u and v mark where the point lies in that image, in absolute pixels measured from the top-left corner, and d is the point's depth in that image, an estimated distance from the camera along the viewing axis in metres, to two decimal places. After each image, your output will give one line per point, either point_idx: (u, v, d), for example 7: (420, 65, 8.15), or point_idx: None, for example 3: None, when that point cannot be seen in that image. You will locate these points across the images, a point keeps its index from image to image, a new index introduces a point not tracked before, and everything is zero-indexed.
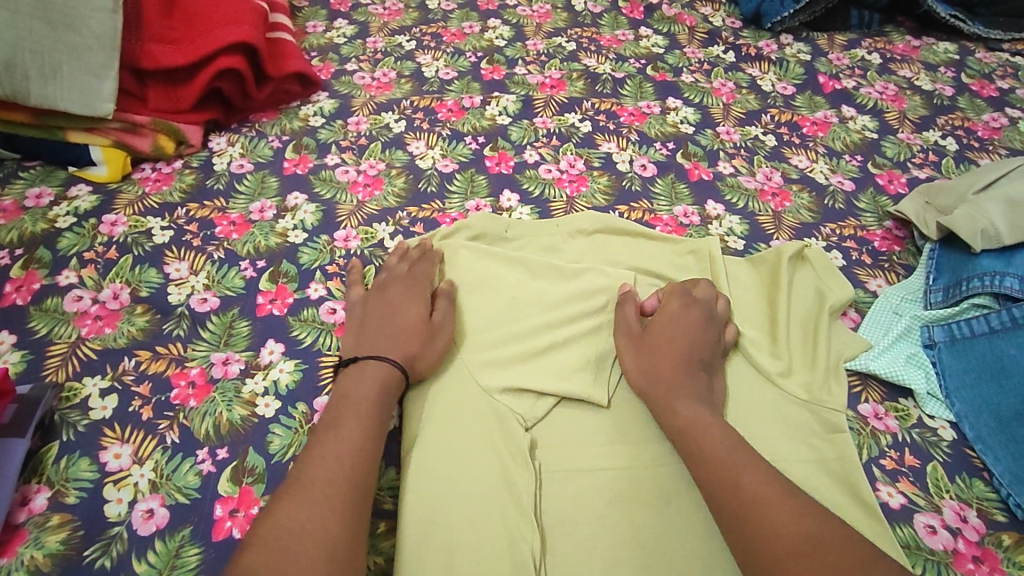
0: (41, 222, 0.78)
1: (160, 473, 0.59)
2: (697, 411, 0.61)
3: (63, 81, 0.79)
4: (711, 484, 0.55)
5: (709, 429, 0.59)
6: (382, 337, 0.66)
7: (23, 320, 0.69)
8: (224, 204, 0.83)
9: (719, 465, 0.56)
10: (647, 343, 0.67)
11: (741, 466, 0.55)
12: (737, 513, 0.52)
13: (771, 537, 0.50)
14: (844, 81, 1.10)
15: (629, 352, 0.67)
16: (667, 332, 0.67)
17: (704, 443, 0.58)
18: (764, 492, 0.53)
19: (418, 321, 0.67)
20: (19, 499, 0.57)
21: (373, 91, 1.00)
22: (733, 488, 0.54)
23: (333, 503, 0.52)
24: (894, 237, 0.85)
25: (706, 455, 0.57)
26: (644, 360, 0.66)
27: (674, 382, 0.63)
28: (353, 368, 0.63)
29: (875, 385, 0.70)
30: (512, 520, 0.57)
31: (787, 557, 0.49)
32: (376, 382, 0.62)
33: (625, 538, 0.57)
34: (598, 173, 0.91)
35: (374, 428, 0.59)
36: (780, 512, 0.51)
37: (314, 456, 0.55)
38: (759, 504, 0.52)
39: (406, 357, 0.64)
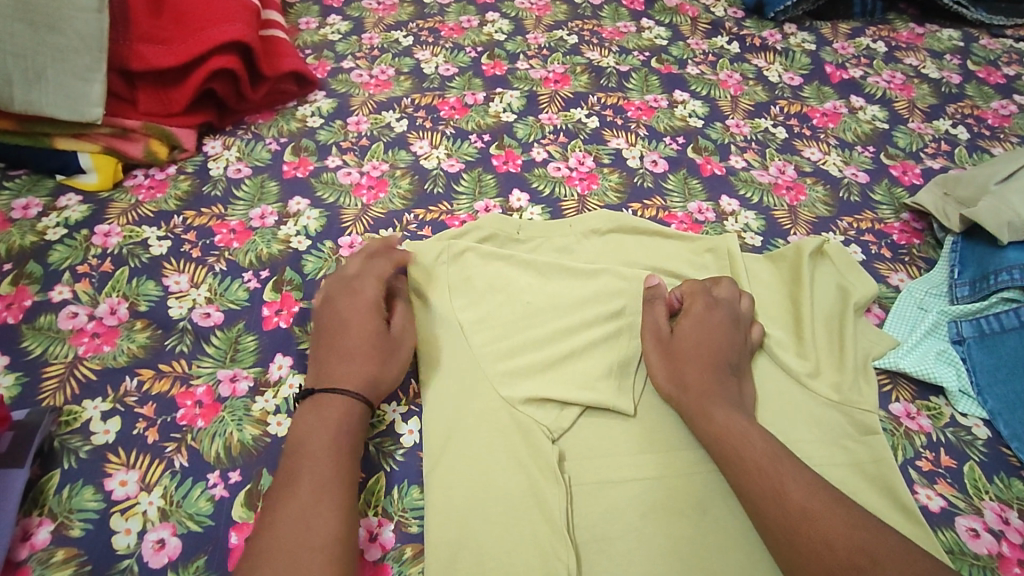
0: (30, 235, 0.74)
1: (170, 501, 0.56)
2: (730, 415, 0.59)
3: (47, 85, 0.75)
4: (754, 494, 0.53)
5: (746, 434, 0.57)
6: (345, 351, 0.62)
7: (15, 339, 0.65)
8: (222, 210, 0.79)
9: (758, 472, 0.54)
10: (672, 347, 0.65)
11: (784, 475, 0.53)
12: (786, 524, 0.51)
13: (824, 551, 0.48)
14: (852, 70, 1.08)
15: (655, 355, 0.65)
16: (692, 336, 0.65)
17: (742, 449, 0.56)
18: (812, 505, 0.51)
19: (374, 334, 0.64)
20: (20, 533, 0.53)
21: (372, 89, 0.97)
22: (777, 497, 0.52)
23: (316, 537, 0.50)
24: (912, 230, 0.83)
25: (746, 461, 0.55)
26: (668, 365, 0.64)
27: (704, 388, 0.61)
28: (310, 404, 0.59)
29: (904, 383, 0.68)
30: (543, 537, 0.55)
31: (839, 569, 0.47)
32: (334, 421, 0.58)
33: (662, 550, 0.55)
34: (609, 169, 0.89)
35: (338, 427, 0.58)
36: (831, 525, 0.49)
37: (285, 485, 0.54)
38: (806, 514, 0.50)
39: (369, 383, 0.61)
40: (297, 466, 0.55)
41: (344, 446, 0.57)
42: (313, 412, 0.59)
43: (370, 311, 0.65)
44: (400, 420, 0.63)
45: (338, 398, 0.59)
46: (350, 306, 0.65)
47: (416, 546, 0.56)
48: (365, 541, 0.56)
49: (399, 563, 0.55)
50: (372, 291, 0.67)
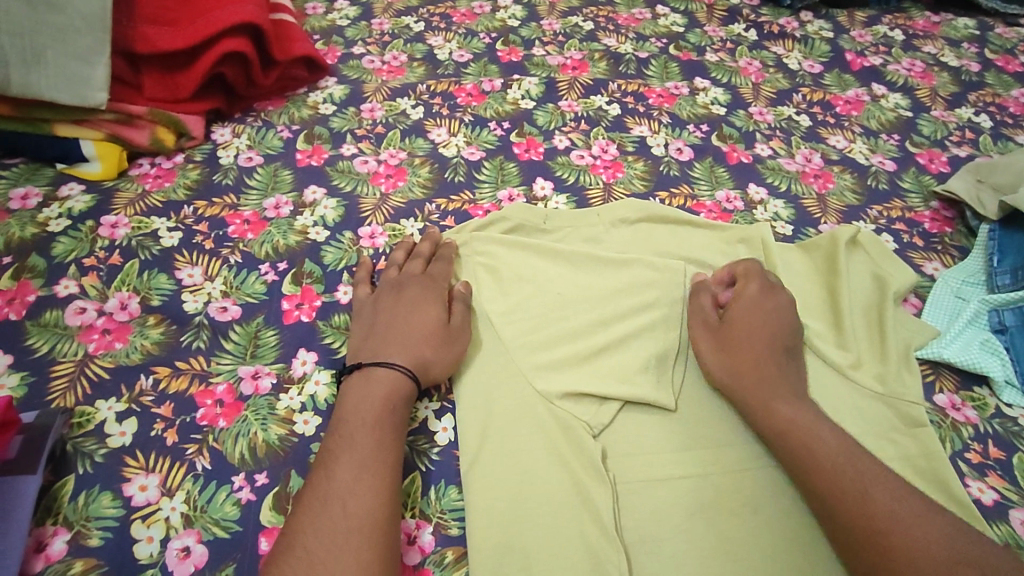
0: (31, 226, 0.69)
1: (194, 506, 0.53)
2: (793, 408, 0.57)
3: (48, 68, 0.71)
4: (831, 497, 0.51)
5: (817, 432, 0.55)
6: (401, 334, 0.61)
7: (18, 336, 0.61)
8: (235, 200, 0.75)
9: (830, 475, 0.52)
10: (722, 335, 0.63)
11: (865, 477, 0.51)
12: (869, 527, 0.49)
13: (914, 555, 0.46)
14: (871, 58, 1.06)
15: (704, 345, 0.63)
16: (739, 324, 0.63)
17: (814, 447, 0.54)
18: (896, 507, 0.49)
19: (435, 320, 0.62)
20: (33, 544, 0.50)
21: (385, 76, 0.93)
22: (857, 505, 0.50)
23: (354, 520, 0.48)
24: (943, 218, 0.82)
25: (818, 461, 0.53)
26: (724, 355, 0.61)
27: (762, 376, 0.59)
28: (358, 375, 0.58)
29: (947, 373, 0.67)
30: (593, 539, 0.53)
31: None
32: (379, 399, 0.56)
33: (715, 551, 0.53)
34: (633, 157, 0.86)
35: (378, 416, 0.55)
36: (919, 527, 0.48)
37: (325, 465, 0.52)
38: (891, 519, 0.48)
39: (418, 364, 0.59)
40: (337, 448, 0.53)
41: (381, 434, 0.54)
42: (361, 383, 0.57)
43: (436, 300, 0.64)
44: (433, 417, 0.61)
45: (387, 374, 0.57)
46: (420, 292, 0.64)
47: (458, 549, 0.54)
48: (404, 545, 0.53)
49: (440, 568, 0.53)
50: (442, 287, 0.65)
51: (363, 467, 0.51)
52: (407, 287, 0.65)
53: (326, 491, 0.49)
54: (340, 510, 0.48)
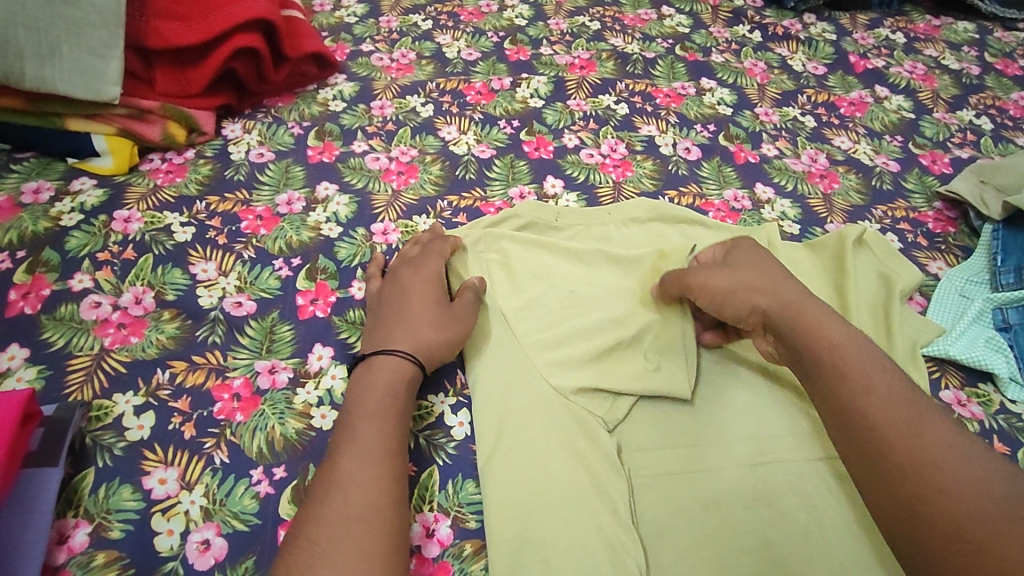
0: (43, 221, 0.69)
1: (213, 499, 0.53)
2: (832, 324, 0.56)
3: (62, 61, 0.71)
4: (882, 420, 0.50)
5: (878, 367, 0.53)
6: (401, 320, 0.61)
7: (34, 330, 0.61)
8: (247, 196, 0.75)
9: (883, 415, 0.50)
10: (734, 267, 0.61)
11: (921, 410, 0.50)
12: (914, 453, 0.48)
13: (961, 489, 0.45)
14: (874, 60, 1.07)
15: (717, 276, 0.61)
16: (745, 263, 0.62)
17: (865, 372, 0.52)
18: (952, 443, 0.48)
19: (432, 303, 0.62)
20: (54, 537, 0.50)
21: (394, 73, 0.94)
22: (913, 445, 0.48)
23: (358, 510, 0.47)
24: (946, 218, 0.83)
25: (876, 388, 0.51)
26: (751, 278, 0.60)
27: (794, 292, 0.59)
28: (363, 365, 0.58)
29: (953, 370, 0.68)
30: (611, 530, 0.53)
31: (995, 521, 0.43)
32: (381, 387, 0.55)
33: (728, 544, 0.54)
34: (642, 156, 0.87)
35: (379, 405, 0.54)
36: (973, 466, 0.46)
37: (332, 454, 0.51)
38: (940, 450, 0.47)
39: (422, 347, 0.59)
40: (342, 439, 0.52)
41: (382, 423, 0.53)
42: (364, 374, 0.57)
43: (433, 283, 0.64)
44: (449, 412, 0.61)
45: (389, 360, 0.57)
46: (415, 276, 0.65)
47: (475, 542, 0.54)
48: (423, 538, 0.54)
49: (459, 560, 0.53)
50: (435, 268, 0.66)
51: (364, 458, 0.50)
52: (401, 272, 0.66)
53: (331, 481, 0.49)
54: (342, 501, 0.48)
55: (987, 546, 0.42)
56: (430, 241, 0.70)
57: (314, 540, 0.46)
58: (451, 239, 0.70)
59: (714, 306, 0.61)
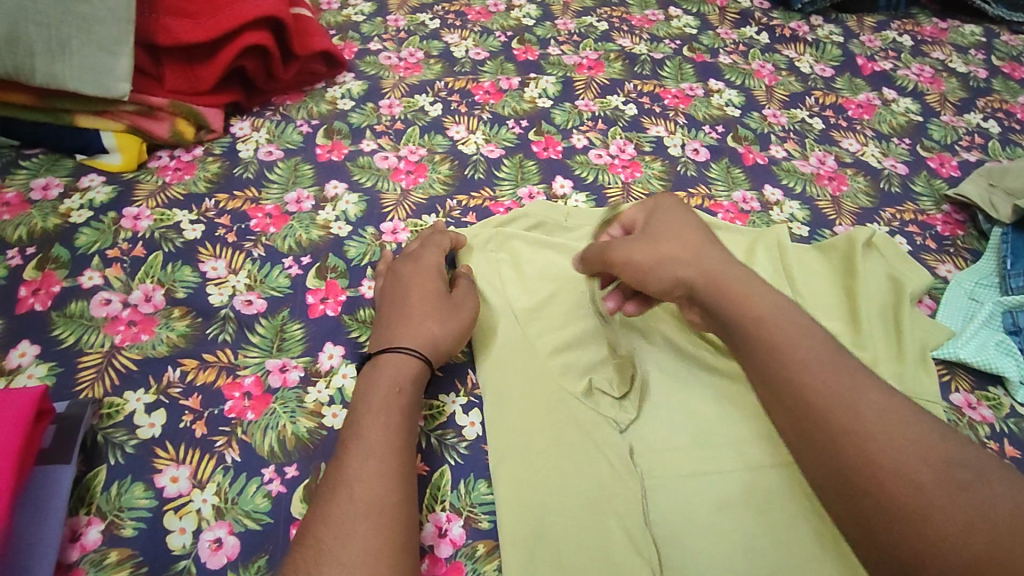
0: (53, 217, 0.69)
1: (225, 498, 0.53)
2: (755, 293, 0.55)
3: (72, 57, 0.71)
4: (816, 391, 0.48)
5: (804, 334, 0.52)
6: (406, 316, 0.60)
7: (44, 327, 0.61)
8: (257, 194, 0.75)
9: (820, 386, 0.48)
10: (656, 240, 0.60)
11: (852, 376, 0.49)
12: (850, 423, 0.46)
13: (898, 458, 0.44)
14: (881, 63, 1.07)
15: (639, 251, 0.60)
16: (666, 234, 0.60)
17: (792, 341, 0.51)
18: (886, 409, 0.47)
19: (434, 296, 0.62)
20: (67, 534, 0.50)
21: (402, 72, 0.93)
22: (848, 415, 0.46)
23: (363, 506, 0.47)
24: (955, 221, 0.83)
25: (805, 357, 0.50)
26: (673, 251, 0.59)
27: (716, 261, 0.58)
28: (371, 363, 0.58)
29: (963, 373, 0.69)
30: (621, 529, 0.54)
31: (934, 488, 0.42)
32: (386, 384, 0.55)
33: (741, 546, 0.54)
34: (651, 157, 0.87)
35: (383, 401, 0.54)
36: (908, 431, 0.45)
37: (338, 452, 0.51)
38: (877, 417, 0.46)
39: (428, 341, 0.59)
40: (347, 436, 0.52)
41: (387, 419, 0.53)
42: (370, 372, 0.56)
43: (433, 275, 0.64)
44: (460, 412, 0.61)
45: (395, 357, 0.57)
46: (414, 271, 0.64)
47: (488, 542, 0.54)
48: (436, 538, 0.54)
49: (472, 561, 0.53)
50: (433, 261, 0.66)
51: (369, 455, 0.50)
52: (401, 267, 0.65)
53: (337, 478, 0.49)
54: (347, 499, 0.47)
55: (924, 514, 0.41)
56: (430, 237, 0.69)
57: (321, 537, 0.46)
58: (452, 237, 0.70)
59: (639, 282, 0.59)
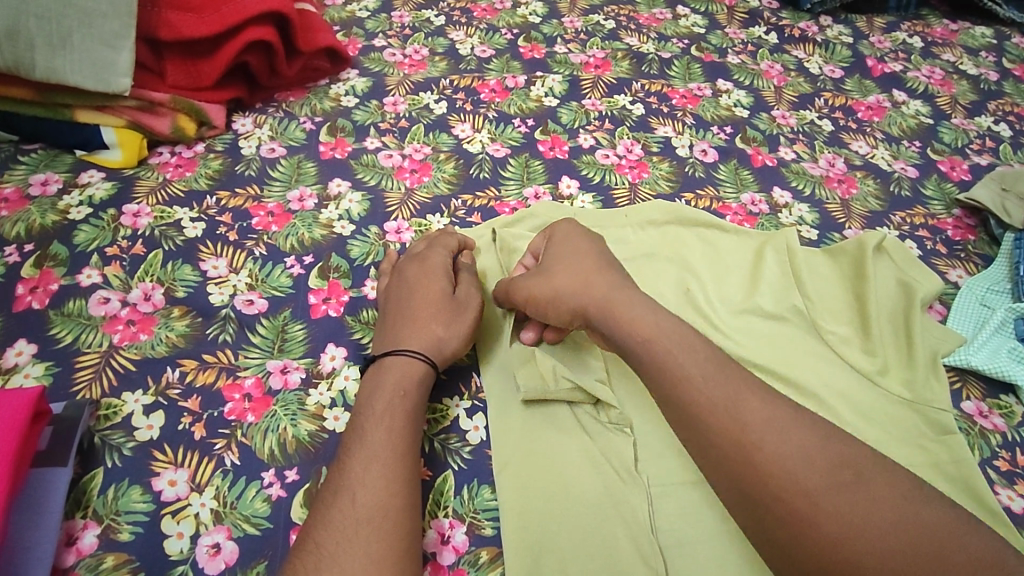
0: (51, 213, 0.68)
1: (223, 502, 0.52)
2: (645, 313, 0.54)
3: (72, 52, 0.70)
4: (707, 410, 0.47)
5: (689, 349, 0.51)
6: (411, 318, 0.59)
7: (42, 326, 0.60)
8: (258, 191, 0.74)
9: (707, 400, 0.48)
10: (549, 271, 0.59)
11: (739, 386, 0.49)
12: (744, 437, 0.46)
13: (794, 465, 0.44)
14: (891, 64, 1.06)
15: (535, 282, 0.59)
16: (560, 263, 0.59)
17: (677, 356, 0.51)
18: (774, 415, 0.47)
19: (438, 296, 0.60)
20: (62, 538, 0.49)
21: (407, 69, 0.92)
22: (736, 425, 0.46)
23: (366, 513, 0.46)
24: (966, 226, 0.82)
25: (692, 378, 0.49)
26: (567, 281, 0.58)
27: (607, 285, 0.57)
28: (374, 366, 0.57)
29: (974, 381, 0.68)
30: (625, 536, 0.53)
31: (822, 492, 0.43)
32: (390, 388, 0.54)
33: (750, 556, 0.53)
34: (658, 158, 0.86)
35: (387, 405, 0.53)
36: (798, 436, 0.46)
37: (340, 457, 0.50)
38: (767, 426, 0.46)
39: (433, 344, 0.58)
40: (350, 440, 0.51)
41: (391, 423, 0.51)
42: (375, 374, 0.56)
43: (438, 274, 0.62)
44: (464, 415, 0.60)
45: (397, 361, 0.56)
46: (419, 271, 0.63)
47: (492, 549, 0.53)
48: (438, 545, 0.53)
49: (475, 568, 0.52)
50: (439, 258, 0.64)
51: (373, 460, 0.49)
52: (407, 266, 0.64)
53: (338, 483, 0.48)
54: (348, 505, 0.46)
55: (813, 521, 0.43)
56: (438, 236, 0.68)
57: (323, 544, 0.45)
58: (461, 236, 0.69)
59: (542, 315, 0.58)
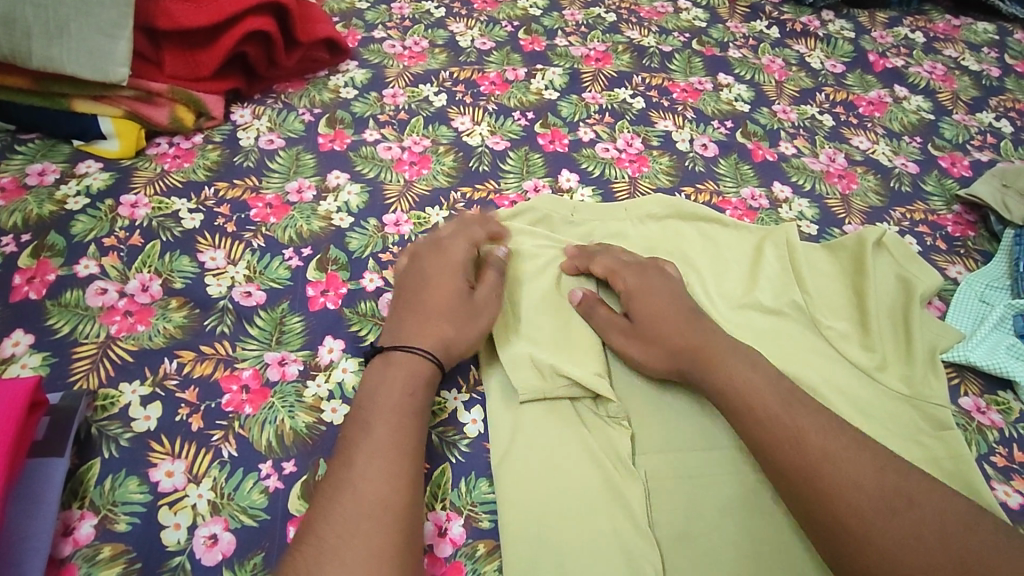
0: (48, 204, 0.68)
1: (221, 493, 0.52)
2: (745, 371, 0.56)
3: (70, 40, 0.69)
4: (770, 443, 0.52)
5: (759, 387, 0.55)
6: (423, 316, 0.59)
7: (38, 316, 0.60)
8: (257, 183, 0.74)
9: (775, 434, 0.52)
10: (644, 333, 0.60)
11: (800, 420, 0.52)
12: (802, 465, 0.50)
13: (851, 489, 0.48)
14: (893, 60, 1.06)
15: (632, 344, 0.60)
16: (651, 319, 0.61)
17: (753, 398, 0.54)
18: (831, 445, 0.50)
19: (454, 296, 0.60)
20: (59, 528, 0.49)
21: (406, 61, 0.92)
22: (795, 453, 0.50)
23: (371, 508, 0.46)
24: (966, 222, 0.82)
25: (758, 413, 0.53)
26: (662, 345, 0.59)
27: (702, 343, 0.58)
28: (381, 359, 0.56)
29: (972, 377, 0.68)
30: (624, 532, 0.53)
31: (876, 513, 0.46)
32: (397, 384, 0.54)
33: (746, 550, 0.53)
34: (658, 152, 0.85)
35: (396, 401, 0.53)
36: (857, 465, 0.49)
37: (344, 450, 0.50)
38: (826, 456, 0.50)
39: (440, 346, 0.57)
40: (356, 434, 0.51)
41: (399, 419, 0.52)
42: (382, 369, 0.55)
43: (459, 275, 0.62)
44: (462, 409, 0.60)
45: (408, 358, 0.56)
46: (441, 267, 0.62)
47: (489, 542, 0.53)
48: (436, 537, 0.53)
49: (472, 561, 0.52)
50: (461, 256, 0.64)
51: (378, 455, 0.49)
52: (431, 259, 0.64)
53: (342, 477, 0.48)
54: (352, 498, 0.46)
55: (869, 541, 0.46)
56: (469, 227, 0.67)
57: (326, 538, 0.44)
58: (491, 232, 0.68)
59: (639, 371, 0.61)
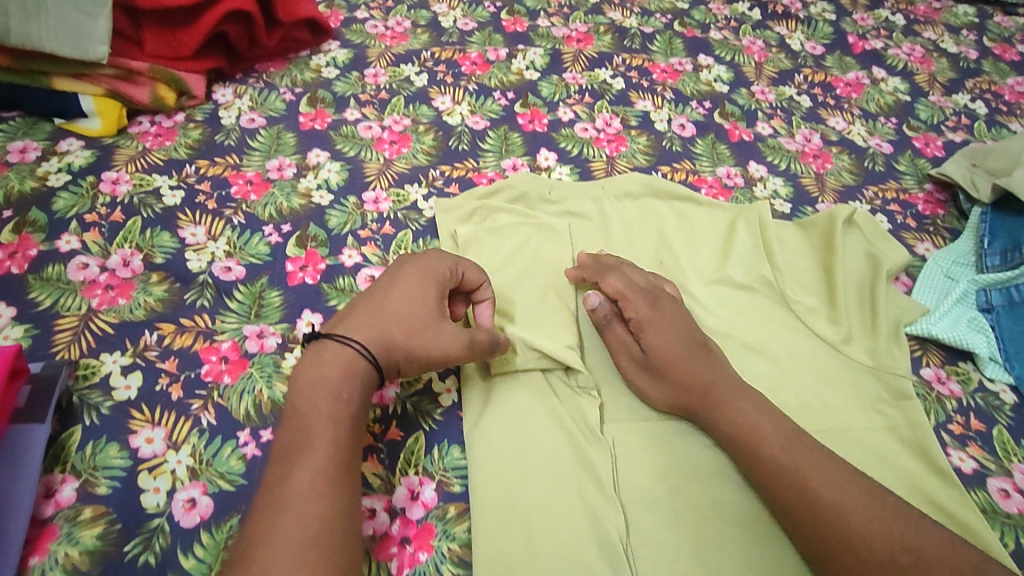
0: (30, 180, 0.69)
1: (200, 459, 0.54)
2: (748, 411, 0.56)
3: (48, 18, 0.70)
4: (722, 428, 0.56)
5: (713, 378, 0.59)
6: (371, 311, 0.55)
7: (21, 290, 0.61)
8: (238, 161, 0.75)
9: (731, 423, 0.56)
10: (659, 369, 0.59)
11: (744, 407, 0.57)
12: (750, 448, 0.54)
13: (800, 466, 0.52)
14: (873, 41, 1.07)
15: (646, 381, 0.60)
16: (664, 353, 0.59)
17: (710, 387, 0.58)
18: (773, 428, 0.55)
19: (416, 302, 0.56)
20: (41, 491, 0.51)
21: (388, 41, 0.92)
22: (745, 436, 0.55)
23: (314, 528, 0.43)
24: (936, 200, 0.84)
25: (713, 395, 0.57)
26: (673, 383, 0.58)
27: (709, 384, 0.58)
28: (312, 349, 0.53)
29: (934, 349, 0.70)
30: (591, 498, 0.55)
31: (828, 486, 0.50)
32: (328, 392, 0.50)
33: (707, 510, 0.55)
34: (637, 131, 0.86)
35: (333, 411, 0.49)
36: (798, 445, 0.54)
37: (283, 465, 0.46)
38: (772, 439, 0.54)
39: (377, 347, 0.53)
40: (294, 444, 0.47)
41: (337, 432, 0.48)
42: (314, 367, 0.51)
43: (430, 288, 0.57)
44: (437, 379, 0.62)
45: (342, 353, 0.52)
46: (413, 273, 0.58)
47: (460, 505, 0.55)
48: (408, 500, 0.55)
49: (443, 522, 0.54)
50: (445, 273, 0.59)
51: (320, 471, 0.46)
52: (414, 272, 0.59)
53: (283, 496, 0.44)
54: (296, 517, 0.43)
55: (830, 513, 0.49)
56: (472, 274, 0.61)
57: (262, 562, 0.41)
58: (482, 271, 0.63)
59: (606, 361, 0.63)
